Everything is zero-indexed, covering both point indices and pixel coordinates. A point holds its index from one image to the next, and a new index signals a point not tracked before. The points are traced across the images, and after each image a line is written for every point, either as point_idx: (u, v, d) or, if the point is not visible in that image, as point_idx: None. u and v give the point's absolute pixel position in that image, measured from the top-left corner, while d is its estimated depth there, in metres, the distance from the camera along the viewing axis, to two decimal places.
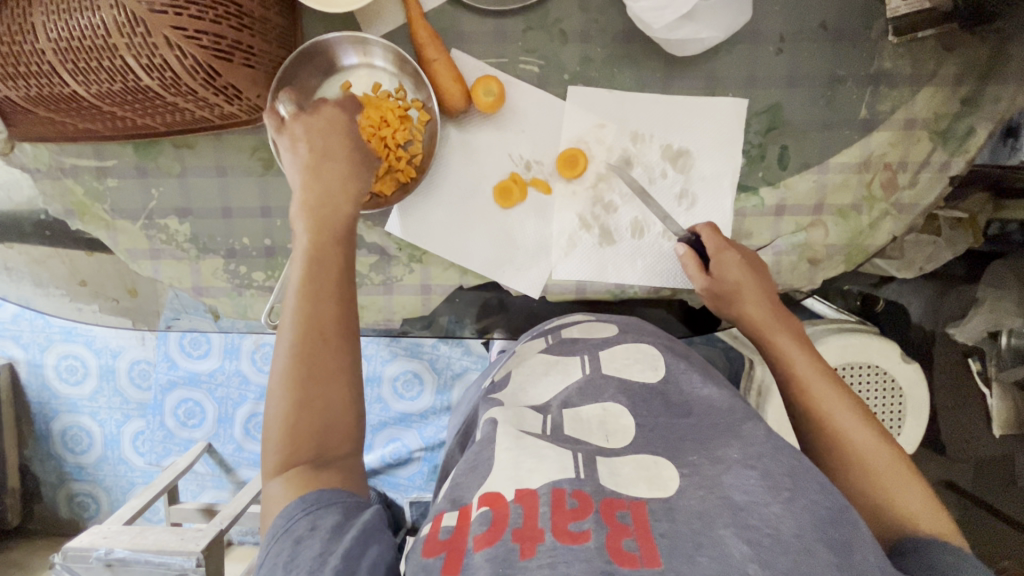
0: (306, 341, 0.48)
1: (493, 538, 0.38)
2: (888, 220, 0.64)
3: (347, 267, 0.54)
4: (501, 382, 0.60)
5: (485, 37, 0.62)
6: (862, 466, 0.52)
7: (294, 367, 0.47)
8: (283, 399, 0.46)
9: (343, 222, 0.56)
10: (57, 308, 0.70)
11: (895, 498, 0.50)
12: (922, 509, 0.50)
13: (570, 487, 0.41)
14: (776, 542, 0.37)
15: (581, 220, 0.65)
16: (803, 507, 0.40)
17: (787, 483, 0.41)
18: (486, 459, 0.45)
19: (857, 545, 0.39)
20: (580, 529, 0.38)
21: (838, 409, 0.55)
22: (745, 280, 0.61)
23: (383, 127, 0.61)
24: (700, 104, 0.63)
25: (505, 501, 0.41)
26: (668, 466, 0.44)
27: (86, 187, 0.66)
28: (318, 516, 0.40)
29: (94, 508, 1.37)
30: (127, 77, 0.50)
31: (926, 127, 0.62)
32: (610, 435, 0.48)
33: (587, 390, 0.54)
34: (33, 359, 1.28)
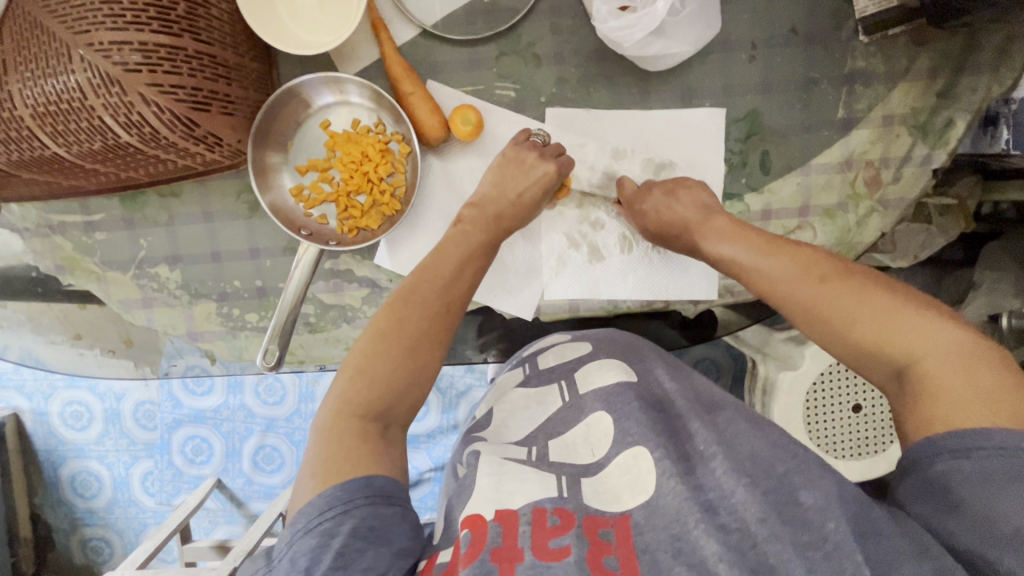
0: (386, 324, 0.51)
1: (472, 558, 0.42)
2: (875, 217, 0.64)
3: (459, 277, 0.56)
4: (485, 419, 0.62)
5: (459, 66, 0.62)
6: (819, 322, 0.50)
7: (382, 347, 0.50)
8: (363, 367, 0.49)
9: (474, 247, 0.58)
10: (58, 362, 0.71)
11: (861, 337, 0.48)
12: (894, 332, 0.46)
13: (552, 506, 0.46)
14: (743, 535, 0.45)
15: (569, 239, 0.65)
16: (760, 492, 0.47)
17: (750, 476, 0.48)
18: (469, 486, 0.49)
19: (830, 512, 0.45)
20: (560, 546, 0.42)
21: (775, 277, 0.53)
22: (650, 204, 0.61)
23: (365, 163, 0.62)
24: (679, 115, 0.63)
25: (483, 521, 0.44)
26: (645, 458, 0.50)
27: (74, 242, 0.66)
28: (380, 513, 0.43)
29: (107, 553, 1.36)
30: (106, 136, 0.50)
31: (904, 123, 0.62)
32: (595, 448, 0.53)
33: (570, 416, 0.57)
34: (38, 409, 1.28)
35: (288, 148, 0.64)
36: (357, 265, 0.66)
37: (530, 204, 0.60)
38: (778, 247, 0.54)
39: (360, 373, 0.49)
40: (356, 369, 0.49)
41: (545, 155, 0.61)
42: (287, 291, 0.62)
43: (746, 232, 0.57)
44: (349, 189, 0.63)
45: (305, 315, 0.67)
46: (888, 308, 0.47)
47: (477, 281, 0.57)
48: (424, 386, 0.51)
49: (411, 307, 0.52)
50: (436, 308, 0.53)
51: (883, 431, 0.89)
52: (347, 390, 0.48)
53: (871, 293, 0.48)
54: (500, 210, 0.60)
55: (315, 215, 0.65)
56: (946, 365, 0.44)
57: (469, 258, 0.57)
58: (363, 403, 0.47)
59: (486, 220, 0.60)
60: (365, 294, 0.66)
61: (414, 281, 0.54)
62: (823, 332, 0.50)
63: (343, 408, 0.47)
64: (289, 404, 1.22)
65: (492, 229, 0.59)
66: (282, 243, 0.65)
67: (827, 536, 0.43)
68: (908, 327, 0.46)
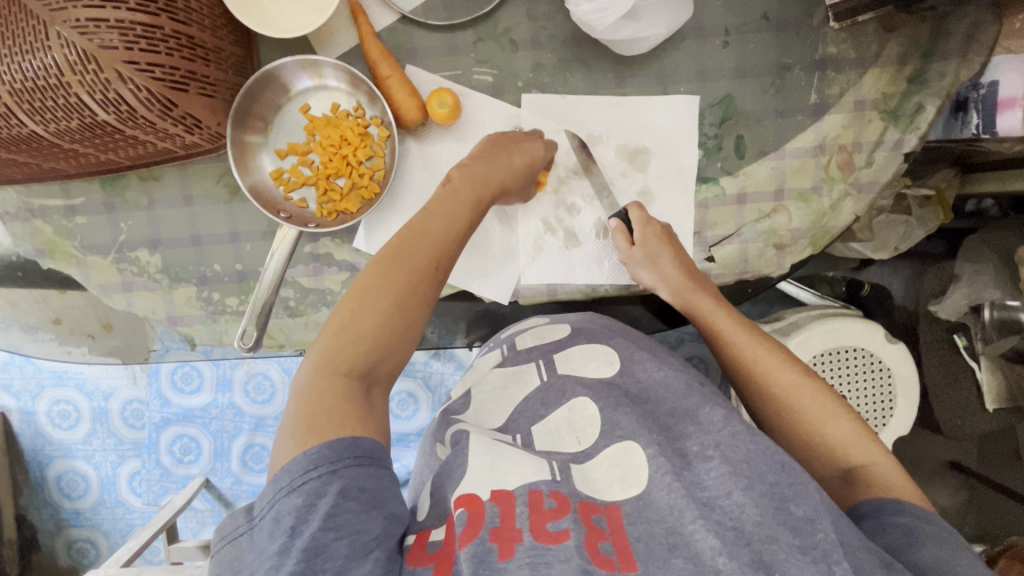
0: (367, 295, 0.51)
1: (470, 538, 0.40)
2: (849, 201, 0.65)
3: (451, 239, 0.56)
4: (463, 402, 0.61)
5: (438, 51, 0.63)
6: (799, 412, 0.55)
7: (370, 299, 0.51)
8: (350, 324, 0.50)
9: (463, 204, 0.58)
10: (42, 351, 0.71)
11: (806, 420, 0.55)
12: (852, 441, 0.53)
13: (548, 488, 0.43)
14: (739, 533, 0.41)
15: (545, 224, 0.66)
16: (761, 493, 0.43)
17: (746, 470, 0.44)
18: (460, 465, 0.47)
19: (819, 522, 0.42)
20: (558, 529, 0.40)
21: (758, 359, 0.58)
22: (660, 253, 0.62)
23: (344, 146, 0.63)
24: (654, 100, 0.64)
25: (480, 501, 0.42)
26: (637, 453, 0.47)
27: (55, 226, 0.66)
28: (369, 474, 0.43)
29: (93, 553, 1.34)
30: (83, 113, 0.51)
31: (876, 108, 0.63)
32: (580, 435, 0.51)
33: (549, 397, 0.55)
34: (24, 407, 1.27)
35: (268, 132, 0.65)
36: (337, 249, 0.66)
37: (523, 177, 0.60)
38: (763, 336, 0.60)
39: (342, 331, 0.49)
40: (341, 325, 0.50)
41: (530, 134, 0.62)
42: (266, 276, 0.62)
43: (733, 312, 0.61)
44: (329, 172, 0.64)
45: (284, 299, 0.67)
46: (854, 422, 0.54)
47: (464, 241, 0.58)
48: (407, 345, 0.53)
49: (408, 268, 0.53)
50: (426, 268, 0.54)
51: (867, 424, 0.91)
52: (333, 346, 0.49)
53: (823, 392, 0.55)
54: (481, 178, 0.59)
55: (295, 198, 0.65)
56: (888, 476, 0.51)
57: (461, 215, 0.57)
58: (345, 357, 0.48)
59: (465, 179, 0.59)
60: (345, 277, 0.66)
61: (404, 240, 0.54)
62: (778, 411, 0.56)
63: (326, 365, 0.48)
64: (277, 400, 1.22)
65: (481, 189, 0.59)
66: (262, 228, 0.66)
67: (816, 544, 0.41)
68: (865, 442, 0.53)
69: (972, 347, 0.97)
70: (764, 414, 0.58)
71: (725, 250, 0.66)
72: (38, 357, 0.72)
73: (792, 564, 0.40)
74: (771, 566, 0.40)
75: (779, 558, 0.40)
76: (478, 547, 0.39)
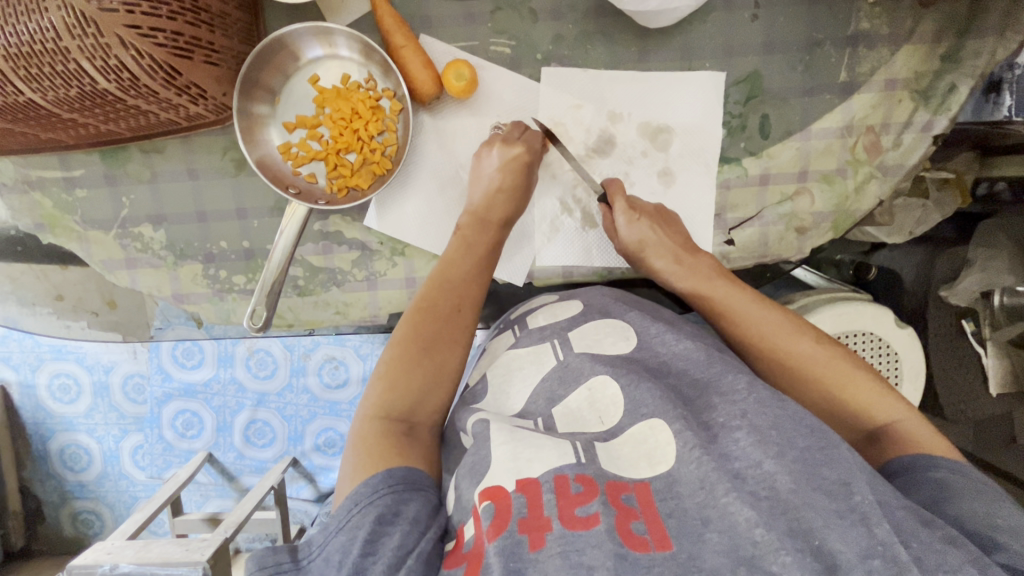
0: (409, 343, 0.52)
1: (499, 531, 0.39)
2: (874, 183, 0.63)
3: (478, 281, 0.57)
4: (480, 388, 0.56)
5: (453, 20, 0.60)
6: (815, 382, 0.54)
7: (405, 348, 0.51)
8: (390, 372, 0.51)
9: (485, 242, 0.59)
10: (43, 326, 0.68)
11: (826, 386, 0.54)
12: (873, 400, 0.52)
13: (573, 472, 0.42)
14: (775, 502, 0.39)
15: (562, 204, 0.65)
16: (793, 459, 0.41)
17: (775, 437, 0.42)
18: (483, 458, 0.44)
19: (855, 484, 0.40)
20: (587, 514, 0.39)
21: (766, 330, 0.56)
22: (649, 236, 0.59)
23: (355, 120, 0.60)
24: (679, 77, 0.62)
25: (506, 492, 0.41)
26: (664, 429, 0.45)
27: (54, 200, 0.64)
28: (404, 499, 0.43)
29: (98, 525, 1.36)
30: (83, 81, 0.48)
31: (907, 87, 0.61)
32: (603, 415, 0.50)
33: (568, 377, 0.53)
34: (25, 380, 1.26)
35: (275, 104, 0.62)
36: (347, 228, 0.65)
37: (521, 195, 0.61)
38: (766, 303, 0.58)
39: (389, 383, 0.50)
40: (384, 378, 0.50)
41: (510, 138, 0.60)
42: (275, 254, 0.60)
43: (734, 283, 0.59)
44: (339, 147, 0.61)
45: (293, 278, 0.66)
46: (871, 381, 0.53)
47: (486, 284, 0.58)
48: (447, 385, 0.52)
49: (435, 315, 0.54)
50: (451, 312, 0.54)
51: None
52: (376, 394, 0.50)
53: (836, 356, 0.54)
54: (500, 229, 0.60)
55: (304, 173, 0.63)
56: (914, 429, 0.50)
57: (475, 259, 0.58)
58: (386, 405, 0.49)
59: (477, 221, 0.60)
60: (355, 257, 0.65)
61: (429, 289, 0.55)
62: (795, 381, 0.55)
63: (377, 417, 0.48)
64: (281, 377, 1.20)
65: (495, 228, 0.60)
66: (269, 203, 0.64)
67: (854, 506, 0.39)
68: (886, 400, 0.52)
69: (979, 332, 0.98)
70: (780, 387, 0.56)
71: (746, 233, 0.65)
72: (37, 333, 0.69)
73: (830, 531, 0.38)
74: (812, 535, 0.38)
75: (818, 525, 0.38)
76: (507, 539, 0.38)
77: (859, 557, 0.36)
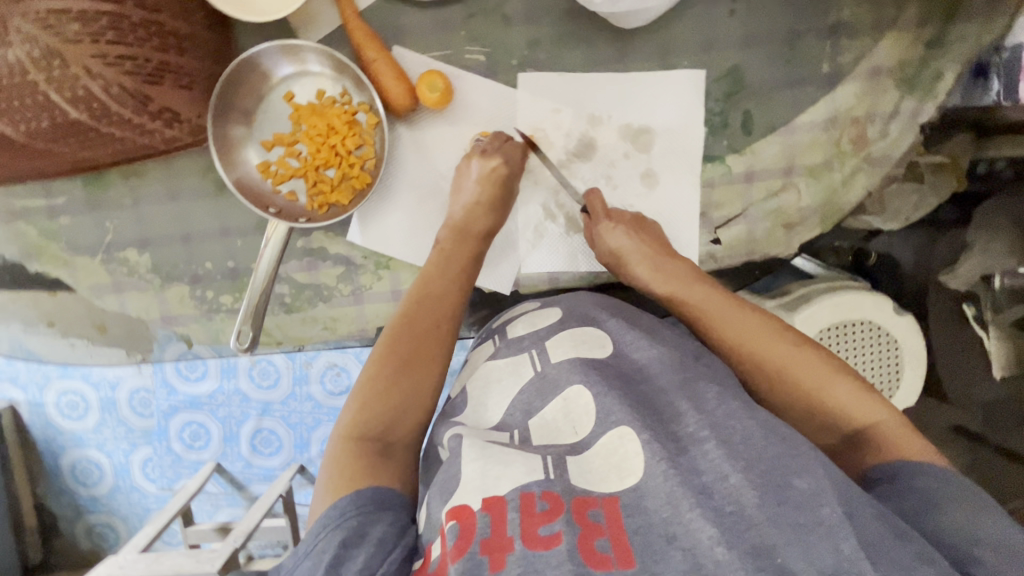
0: (383, 361, 0.52)
1: (460, 553, 0.38)
2: (861, 175, 0.62)
3: (456, 293, 0.57)
4: (460, 402, 0.57)
5: (426, 30, 0.60)
6: (799, 388, 0.53)
7: (380, 366, 0.51)
8: (363, 393, 0.50)
9: (465, 255, 0.59)
10: (47, 345, 0.68)
11: (810, 393, 0.53)
12: (858, 406, 0.51)
13: (539, 489, 0.42)
14: (739, 519, 0.39)
15: (546, 211, 0.64)
16: (759, 472, 0.41)
17: (748, 455, 0.42)
18: (453, 476, 0.44)
19: (824, 497, 0.39)
20: (551, 533, 0.39)
21: (750, 335, 0.55)
22: (627, 245, 0.59)
23: (332, 135, 0.60)
24: (657, 77, 0.61)
25: (471, 511, 0.40)
26: (631, 440, 0.45)
27: (39, 228, 0.64)
28: (371, 519, 0.43)
29: (113, 537, 1.38)
30: (54, 113, 0.48)
31: (892, 76, 0.60)
32: (578, 425, 0.49)
33: (545, 388, 0.52)
34: (33, 399, 1.24)
35: (252, 123, 0.62)
36: (331, 243, 0.65)
37: (499, 206, 0.60)
38: (744, 306, 0.57)
39: (364, 402, 0.50)
40: (359, 397, 0.50)
41: (489, 150, 0.60)
42: (259, 268, 0.60)
43: (711, 287, 0.59)
44: (318, 163, 0.61)
45: (280, 295, 0.66)
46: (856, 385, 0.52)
47: (467, 297, 0.58)
48: (424, 402, 0.52)
49: (410, 331, 0.54)
50: (426, 327, 0.54)
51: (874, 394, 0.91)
52: (351, 415, 0.49)
53: (820, 361, 0.53)
54: (479, 239, 0.60)
55: (284, 191, 0.63)
56: (899, 436, 0.50)
57: (456, 270, 0.58)
58: (360, 424, 0.49)
59: (456, 231, 0.60)
60: (341, 271, 0.65)
61: (408, 305, 0.55)
62: (780, 388, 0.54)
63: (350, 437, 0.48)
64: (284, 387, 1.20)
65: (472, 240, 0.60)
66: (252, 222, 0.64)
67: (823, 519, 0.38)
68: (872, 405, 0.51)
69: (981, 316, 0.96)
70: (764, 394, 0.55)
71: (733, 231, 0.64)
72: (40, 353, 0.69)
73: (792, 550, 0.37)
74: (773, 552, 0.37)
75: (779, 543, 0.37)
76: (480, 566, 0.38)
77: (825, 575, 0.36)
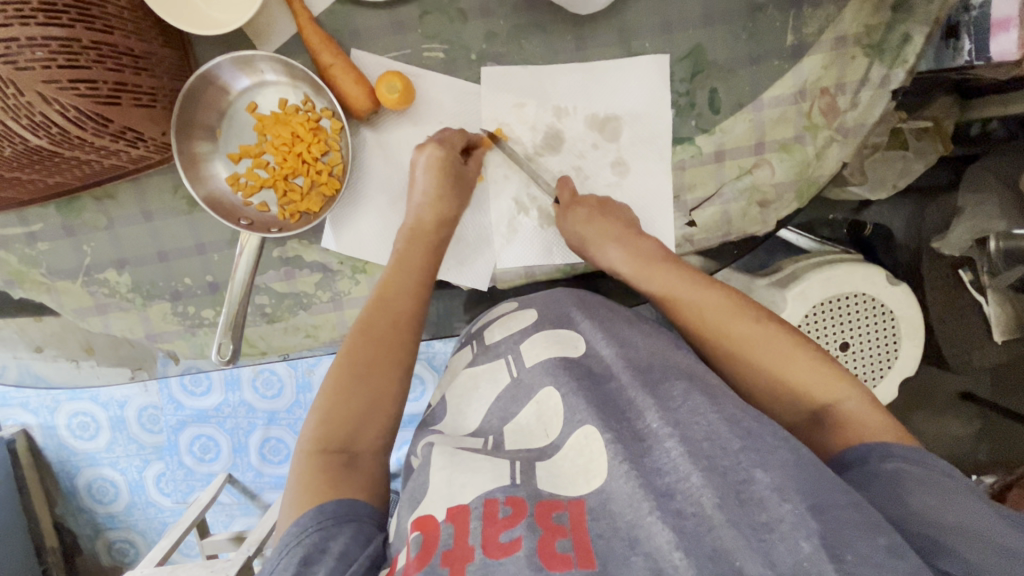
0: (347, 372, 0.54)
1: (421, 563, 0.39)
2: (835, 147, 0.61)
3: (417, 297, 0.59)
4: (440, 410, 0.58)
5: (382, 32, 0.59)
6: (761, 365, 0.57)
7: (343, 377, 0.54)
8: (325, 404, 0.53)
9: (424, 258, 0.60)
10: (54, 368, 0.70)
11: (769, 371, 0.56)
12: (817, 381, 0.55)
13: (503, 495, 0.43)
14: (699, 522, 0.40)
15: (518, 204, 0.64)
16: (718, 472, 0.42)
17: (708, 450, 0.43)
18: (422, 484, 0.46)
19: (788, 493, 0.40)
20: (511, 538, 0.40)
21: (714, 316, 0.59)
22: (591, 233, 0.60)
23: (297, 143, 0.60)
24: (619, 63, 0.60)
25: (434, 522, 0.41)
26: (596, 439, 0.46)
27: (19, 255, 0.65)
28: (331, 534, 0.45)
29: (133, 552, 1.41)
30: (15, 141, 0.48)
31: (859, 43, 0.59)
32: (548, 428, 0.50)
33: (520, 395, 0.53)
34: (45, 422, 1.27)
35: (219, 138, 0.62)
36: (306, 251, 0.64)
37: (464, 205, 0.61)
38: (710, 285, 0.60)
39: (329, 414, 0.52)
40: (324, 409, 0.53)
41: (451, 147, 0.60)
42: (234, 283, 0.60)
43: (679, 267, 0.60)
44: (286, 172, 0.61)
45: (260, 306, 0.66)
46: (814, 361, 0.56)
47: (426, 299, 0.60)
48: (389, 406, 0.54)
49: (373, 341, 0.56)
50: (388, 334, 0.57)
51: (871, 368, 0.90)
52: (311, 428, 0.52)
53: (779, 340, 0.57)
54: (439, 237, 0.62)
55: (255, 203, 0.63)
56: (858, 412, 0.53)
57: (414, 273, 0.59)
58: (325, 437, 0.52)
59: (411, 236, 0.61)
60: (318, 278, 0.65)
61: (371, 314, 0.57)
62: (743, 365, 0.57)
63: (316, 448, 0.51)
64: (287, 395, 1.21)
65: (432, 243, 0.61)
66: (227, 236, 0.64)
67: (783, 517, 0.39)
68: (830, 381, 0.54)
69: (978, 280, 0.95)
70: (731, 372, 0.59)
71: (707, 212, 0.63)
72: (49, 376, 0.71)
73: (749, 553, 0.38)
74: (731, 557, 0.38)
75: (735, 547, 0.38)
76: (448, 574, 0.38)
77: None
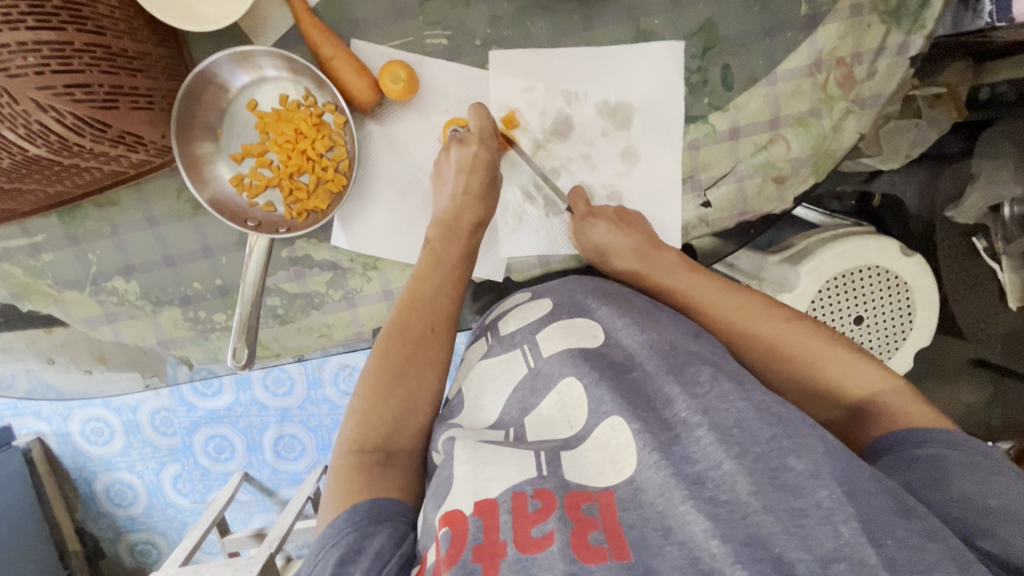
0: (382, 372, 0.55)
1: (453, 559, 0.39)
2: (852, 118, 0.59)
3: (451, 294, 0.59)
4: (457, 404, 0.57)
5: (382, 20, 0.58)
6: (791, 364, 0.57)
7: (378, 379, 0.54)
8: (364, 404, 0.54)
9: (453, 254, 0.60)
10: (66, 377, 0.69)
11: (800, 369, 0.56)
12: (849, 374, 0.55)
13: (531, 488, 0.42)
14: (733, 508, 0.39)
15: (525, 193, 0.64)
16: (752, 459, 0.41)
17: (737, 436, 0.42)
18: (446, 479, 0.45)
19: (822, 478, 0.39)
20: (543, 533, 0.39)
21: (739, 318, 0.59)
22: (612, 241, 0.60)
23: (301, 140, 0.59)
24: (628, 42, 0.58)
25: (463, 516, 0.41)
26: (623, 430, 0.45)
27: (24, 267, 0.64)
28: (368, 532, 0.45)
29: (156, 553, 1.42)
30: (13, 151, 0.47)
31: (876, 10, 0.57)
32: (572, 419, 0.49)
33: (538, 385, 0.53)
34: (59, 429, 1.27)
35: (219, 138, 0.61)
36: (315, 249, 0.63)
37: (484, 197, 0.60)
38: (738, 291, 0.60)
39: (367, 414, 0.53)
40: (362, 408, 0.53)
41: (467, 138, 0.58)
42: (245, 286, 0.59)
43: (705, 274, 0.61)
44: (291, 171, 0.60)
45: (272, 307, 0.65)
46: (845, 354, 0.56)
47: (459, 295, 0.60)
48: (424, 405, 0.55)
49: (407, 343, 0.56)
50: (423, 334, 0.57)
51: (887, 340, 0.89)
52: (350, 428, 0.53)
53: (808, 336, 0.57)
54: (471, 236, 0.60)
55: (261, 203, 0.62)
56: (893, 399, 0.53)
57: (444, 270, 0.59)
58: (363, 435, 0.52)
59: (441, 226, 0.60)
60: (329, 277, 0.64)
61: (405, 313, 0.58)
62: (774, 365, 0.57)
63: (356, 446, 0.51)
64: (299, 393, 1.21)
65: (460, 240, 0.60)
66: (234, 238, 0.63)
67: (819, 503, 0.38)
68: (863, 372, 0.54)
69: (992, 248, 0.92)
70: (763, 375, 0.58)
71: (722, 191, 0.62)
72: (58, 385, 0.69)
73: (788, 539, 0.37)
74: (768, 542, 0.37)
75: (775, 533, 0.38)
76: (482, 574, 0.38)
77: (820, 563, 0.36)
